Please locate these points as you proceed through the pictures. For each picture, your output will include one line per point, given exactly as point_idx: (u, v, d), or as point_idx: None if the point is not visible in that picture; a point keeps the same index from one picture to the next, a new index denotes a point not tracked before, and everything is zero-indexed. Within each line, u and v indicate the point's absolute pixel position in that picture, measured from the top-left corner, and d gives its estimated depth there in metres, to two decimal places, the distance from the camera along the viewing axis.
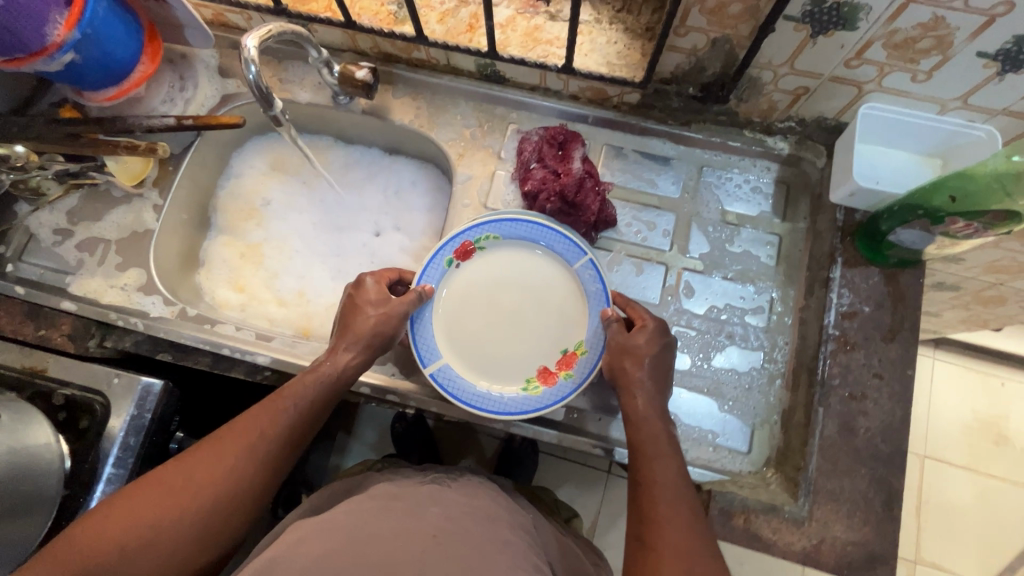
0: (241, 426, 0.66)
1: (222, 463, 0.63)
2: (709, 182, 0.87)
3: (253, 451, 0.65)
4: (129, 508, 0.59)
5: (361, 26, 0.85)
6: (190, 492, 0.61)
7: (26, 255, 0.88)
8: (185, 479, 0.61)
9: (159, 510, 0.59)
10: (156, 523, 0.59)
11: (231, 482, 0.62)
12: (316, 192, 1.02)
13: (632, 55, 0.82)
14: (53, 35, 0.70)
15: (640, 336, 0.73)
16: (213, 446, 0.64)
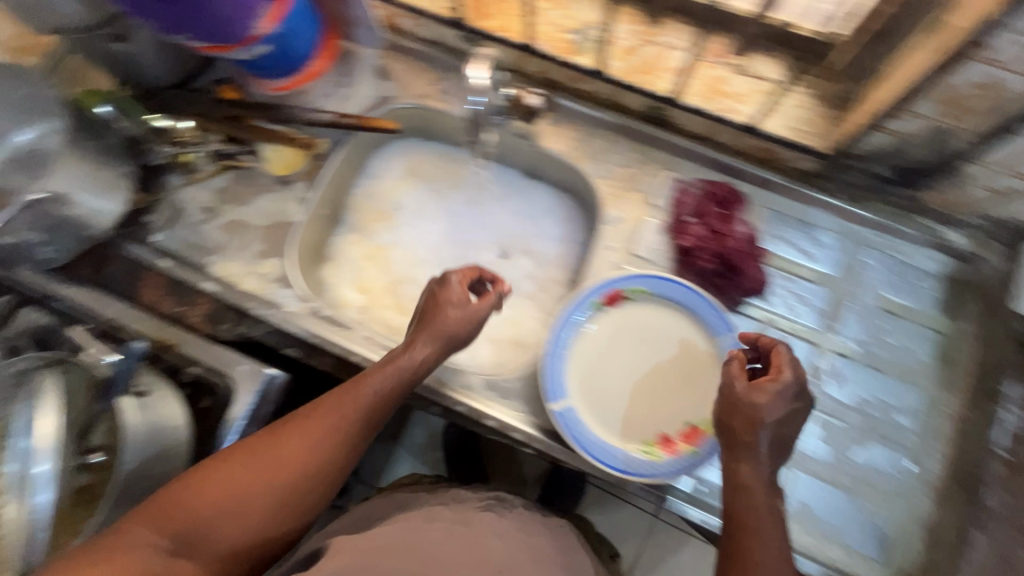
0: (326, 407, 0.64)
1: (304, 443, 0.61)
2: (873, 265, 0.82)
3: (333, 433, 0.63)
4: (217, 477, 0.58)
5: (538, 51, 0.84)
6: (275, 468, 0.59)
7: (173, 228, 0.89)
8: (269, 453, 0.60)
9: (245, 480, 0.58)
10: (242, 493, 0.58)
11: (313, 462, 0.61)
12: (447, 204, 1.00)
13: (819, 122, 0.79)
14: (257, 27, 0.70)
15: (767, 394, 0.58)
16: (295, 425, 0.62)
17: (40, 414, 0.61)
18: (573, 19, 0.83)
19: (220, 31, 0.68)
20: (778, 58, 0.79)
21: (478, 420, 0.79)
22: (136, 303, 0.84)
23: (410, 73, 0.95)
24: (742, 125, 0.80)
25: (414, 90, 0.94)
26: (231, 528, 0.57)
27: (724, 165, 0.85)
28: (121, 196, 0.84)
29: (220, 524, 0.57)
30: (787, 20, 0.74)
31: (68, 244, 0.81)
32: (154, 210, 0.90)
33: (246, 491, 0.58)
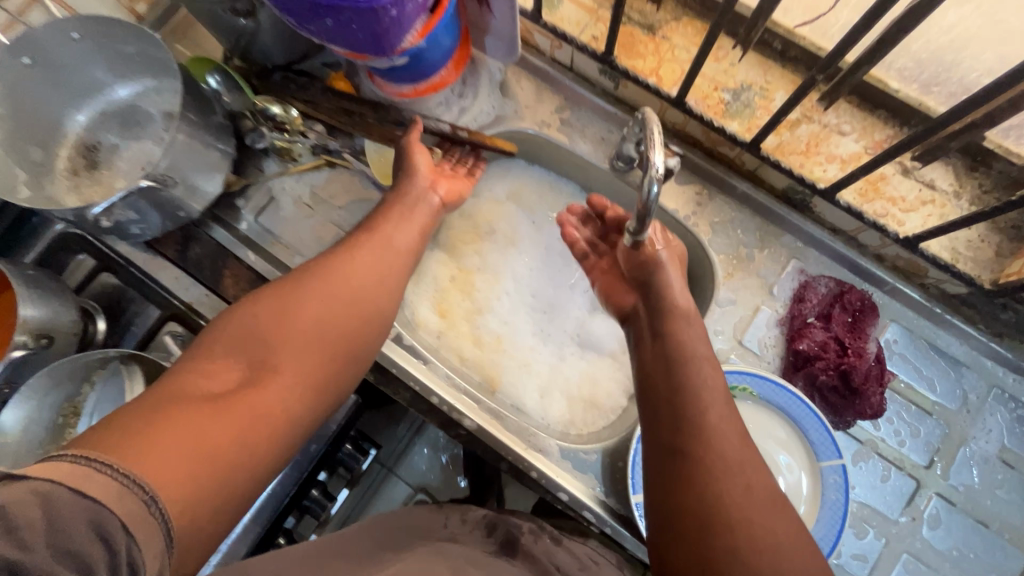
0: (365, 241, 0.65)
1: (351, 270, 0.61)
2: (995, 407, 0.76)
3: (378, 257, 0.64)
4: (272, 304, 0.56)
5: (686, 106, 0.77)
6: (328, 291, 0.59)
7: (262, 216, 0.86)
8: (319, 279, 0.60)
9: (309, 305, 0.57)
10: (304, 313, 0.56)
11: (370, 284, 0.61)
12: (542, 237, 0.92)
13: (982, 249, 0.72)
14: (405, 42, 0.65)
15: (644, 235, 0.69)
16: (331, 259, 0.62)
17: None
18: (730, 77, 0.77)
19: (372, 46, 0.62)
20: (952, 166, 0.72)
21: (551, 489, 0.75)
22: (218, 292, 0.82)
23: (533, 94, 0.87)
24: (900, 236, 0.72)
25: (536, 114, 0.87)
26: (300, 341, 0.55)
27: (859, 266, 0.78)
28: (219, 178, 0.80)
29: (287, 337, 0.55)
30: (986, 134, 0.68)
31: (156, 223, 0.77)
32: (245, 195, 0.86)
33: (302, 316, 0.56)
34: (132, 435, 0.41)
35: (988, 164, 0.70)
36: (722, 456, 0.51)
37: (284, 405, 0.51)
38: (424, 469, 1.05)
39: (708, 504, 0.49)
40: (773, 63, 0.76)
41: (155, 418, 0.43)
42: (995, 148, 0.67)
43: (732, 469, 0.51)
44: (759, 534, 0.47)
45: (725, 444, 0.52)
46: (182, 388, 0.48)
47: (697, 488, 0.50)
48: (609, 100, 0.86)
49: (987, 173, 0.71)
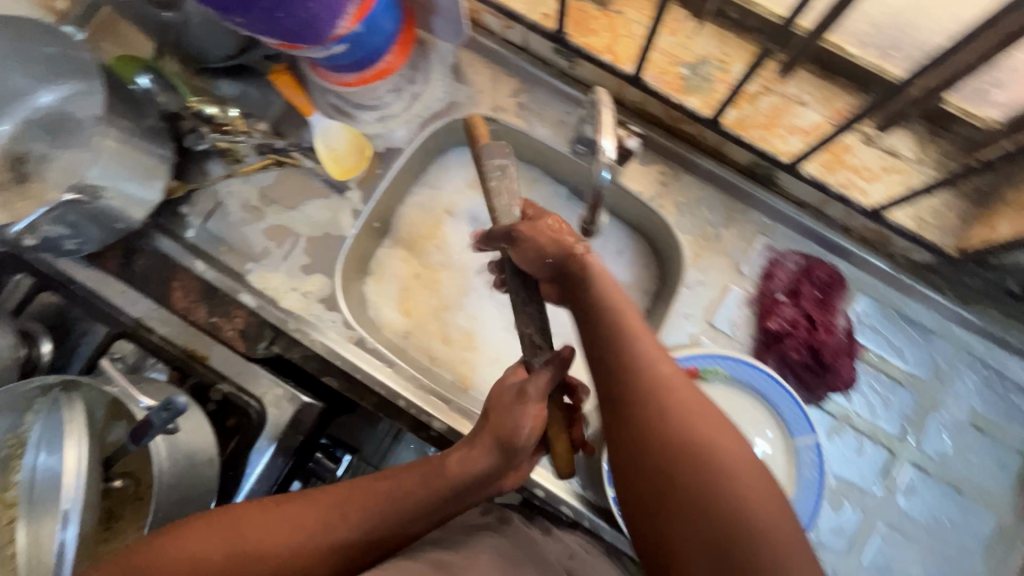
0: (389, 488, 0.51)
1: (339, 531, 0.49)
2: (965, 372, 0.75)
3: (397, 506, 0.51)
4: (245, 532, 0.48)
5: (643, 84, 0.74)
6: (304, 536, 0.49)
7: (209, 222, 0.82)
8: (307, 517, 0.49)
9: (279, 546, 0.48)
10: (268, 550, 0.47)
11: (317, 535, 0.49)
12: None
13: (946, 216, 0.71)
14: (340, 27, 0.61)
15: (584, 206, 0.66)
16: (355, 490, 0.51)
17: (65, 446, 0.57)
18: (688, 51, 0.75)
19: (303, 35, 0.59)
20: (913, 132, 0.71)
21: (527, 486, 0.73)
22: (167, 306, 0.77)
23: (487, 77, 0.84)
24: (866, 208, 0.70)
25: (492, 99, 0.83)
26: (235, 565, 0.46)
27: (827, 239, 0.77)
28: (159, 184, 0.75)
29: (225, 560, 0.46)
30: (945, 97, 0.66)
31: (94, 237, 0.72)
32: (190, 201, 0.82)
33: (266, 556, 0.47)
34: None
35: (950, 129, 0.69)
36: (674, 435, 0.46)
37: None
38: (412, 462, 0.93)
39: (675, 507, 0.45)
40: (730, 33, 0.73)
41: None
42: (955, 111, 0.67)
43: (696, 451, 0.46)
44: (728, 517, 0.43)
45: (686, 425, 0.47)
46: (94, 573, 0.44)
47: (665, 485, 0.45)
48: (566, 81, 0.83)
49: (950, 138, 0.70)
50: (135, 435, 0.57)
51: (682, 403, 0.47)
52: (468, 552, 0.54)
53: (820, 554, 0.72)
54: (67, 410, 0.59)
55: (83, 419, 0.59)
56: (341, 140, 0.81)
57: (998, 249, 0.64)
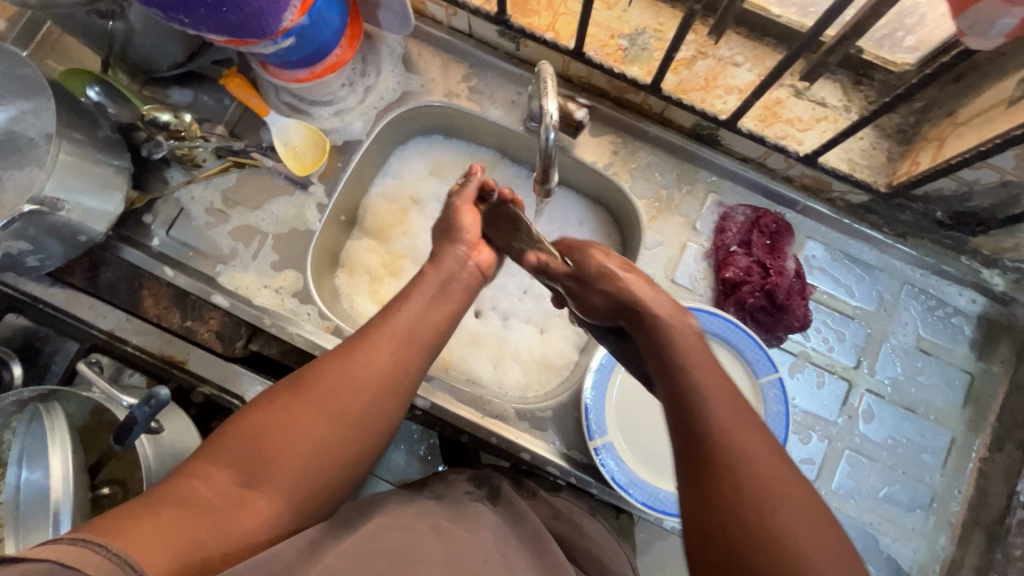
0: (404, 311, 0.59)
1: (371, 360, 0.54)
2: (908, 302, 0.81)
3: (413, 328, 0.58)
4: (298, 395, 0.52)
5: (586, 57, 0.77)
6: (351, 380, 0.53)
7: (173, 230, 0.81)
8: (343, 367, 0.53)
9: (333, 389, 0.52)
10: (331, 401, 0.51)
11: (360, 381, 0.53)
12: None
13: (876, 156, 0.76)
14: (286, 20, 0.62)
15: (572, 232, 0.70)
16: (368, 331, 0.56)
17: (50, 453, 0.58)
18: (625, 23, 0.78)
19: (249, 29, 0.60)
20: (839, 82, 0.76)
21: (513, 452, 0.77)
22: (139, 315, 0.77)
23: (437, 64, 0.86)
24: (801, 155, 0.75)
25: (443, 86, 0.86)
26: (317, 431, 0.50)
27: (771, 190, 0.82)
28: (118, 195, 0.75)
29: (309, 430, 0.50)
30: (862, 46, 0.72)
31: (56, 252, 0.72)
32: (152, 209, 0.81)
33: (329, 411, 0.51)
34: (131, 523, 0.40)
35: (870, 76, 0.75)
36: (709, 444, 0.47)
37: (291, 513, 0.48)
38: (404, 463, 0.86)
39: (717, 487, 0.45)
40: (662, 4, 0.78)
41: (145, 514, 0.42)
42: (872, 59, 0.72)
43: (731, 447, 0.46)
44: (762, 482, 0.44)
45: (722, 406, 0.49)
46: (184, 489, 0.46)
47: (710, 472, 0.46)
48: (513, 62, 0.86)
49: (871, 85, 0.75)
50: (121, 436, 0.58)
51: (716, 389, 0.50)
52: (468, 524, 0.55)
53: None
54: (48, 417, 0.59)
55: (64, 425, 0.59)
56: (298, 136, 0.82)
57: (922, 181, 0.70)
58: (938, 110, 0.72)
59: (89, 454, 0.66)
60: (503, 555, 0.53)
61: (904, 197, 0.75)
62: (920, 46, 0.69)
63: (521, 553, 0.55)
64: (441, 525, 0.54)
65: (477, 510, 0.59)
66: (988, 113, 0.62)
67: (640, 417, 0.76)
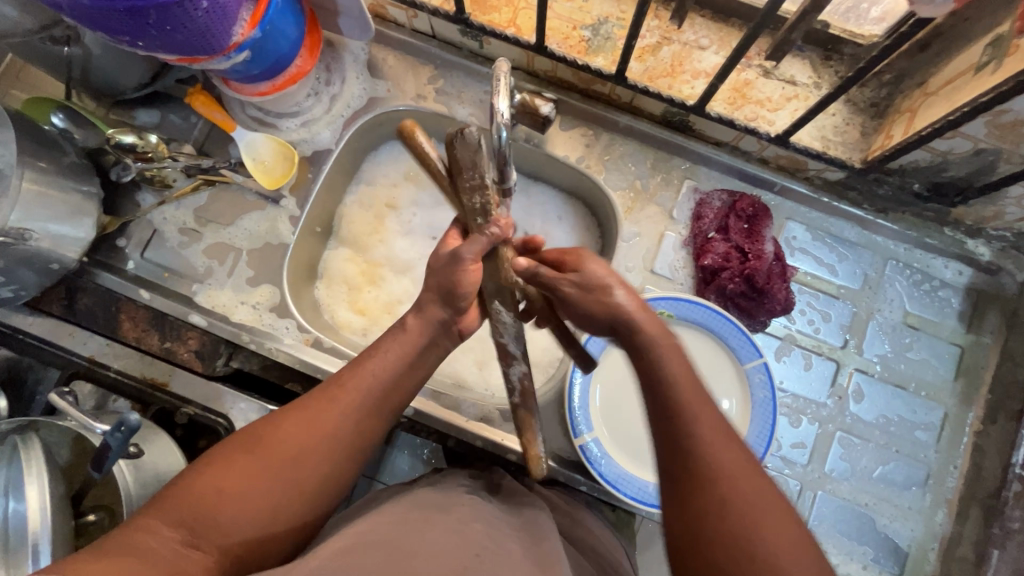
0: (371, 364, 0.54)
1: (329, 423, 0.51)
2: (894, 277, 0.80)
3: (380, 385, 0.54)
4: (254, 455, 0.49)
5: (549, 51, 0.76)
6: (311, 444, 0.50)
7: (148, 251, 0.81)
8: (301, 428, 0.50)
9: (290, 453, 0.49)
10: (293, 458, 0.49)
11: (325, 438, 0.51)
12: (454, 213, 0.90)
13: (850, 132, 0.75)
14: (236, 34, 0.62)
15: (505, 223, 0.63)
16: (333, 385, 0.53)
17: (26, 484, 0.58)
18: (586, 14, 0.78)
19: (198, 45, 0.59)
20: (807, 59, 0.75)
21: (499, 454, 0.76)
22: (118, 340, 0.77)
23: (402, 67, 0.85)
24: (772, 135, 0.74)
25: (411, 89, 0.85)
26: (271, 496, 0.48)
27: (746, 173, 0.81)
28: (89, 221, 0.74)
29: (264, 494, 0.48)
30: (827, 21, 0.71)
31: (31, 282, 0.72)
32: (125, 233, 0.81)
33: (283, 475, 0.48)
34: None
35: (839, 51, 0.74)
36: (724, 493, 0.43)
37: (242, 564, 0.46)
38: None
39: (713, 540, 0.42)
40: None
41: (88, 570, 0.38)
42: (839, 34, 0.71)
43: (745, 505, 0.43)
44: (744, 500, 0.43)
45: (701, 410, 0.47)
46: (128, 542, 0.43)
47: (717, 517, 0.43)
48: (478, 61, 0.85)
49: (840, 59, 0.74)
50: (97, 463, 0.59)
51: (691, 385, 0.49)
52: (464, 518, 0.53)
53: (785, 469, 0.76)
54: (23, 449, 0.60)
55: (40, 454, 0.60)
56: (266, 150, 0.81)
57: (896, 155, 0.68)
58: (909, 82, 0.70)
59: (71, 483, 0.66)
60: (494, 542, 0.50)
61: (879, 171, 0.73)
62: (886, 16, 0.68)
63: (517, 541, 0.52)
64: (427, 517, 0.52)
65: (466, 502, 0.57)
66: (957, 81, 0.61)
67: (622, 411, 0.76)
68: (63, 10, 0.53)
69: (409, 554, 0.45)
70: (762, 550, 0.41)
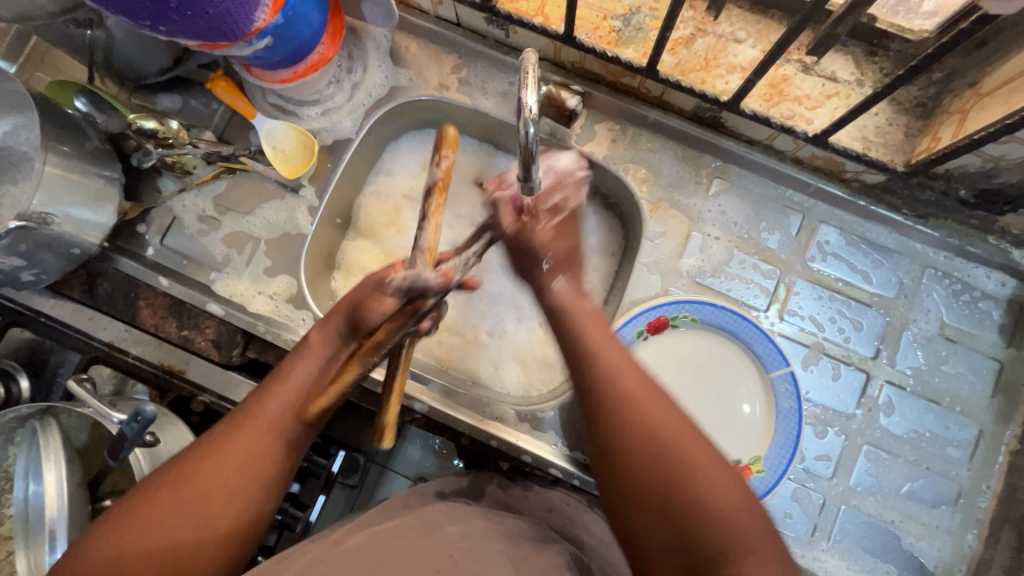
0: (274, 391, 0.55)
1: (249, 435, 0.53)
2: (931, 287, 0.76)
3: (281, 412, 0.54)
4: (179, 485, 0.49)
5: (578, 42, 0.74)
6: (224, 480, 0.51)
7: (168, 238, 0.81)
8: (208, 464, 0.51)
9: (214, 470, 0.51)
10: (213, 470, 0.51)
11: (240, 448, 0.52)
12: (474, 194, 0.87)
13: (893, 133, 0.71)
14: (258, 20, 0.60)
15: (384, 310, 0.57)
16: (238, 418, 0.54)
17: (45, 470, 0.59)
18: (618, 3, 0.75)
19: (218, 31, 0.58)
20: (850, 55, 0.71)
21: (514, 454, 0.75)
22: (137, 325, 0.77)
23: (426, 56, 0.83)
24: (809, 135, 0.70)
25: (434, 78, 0.83)
26: (188, 531, 0.48)
27: (779, 174, 0.78)
28: (110, 207, 0.74)
29: (201, 517, 0.49)
30: (874, 15, 0.67)
31: (53, 266, 0.72)
32: (146, 219, 0.81)
33: (192, 511, 0.49)
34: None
35: (885, 46, 0.70)
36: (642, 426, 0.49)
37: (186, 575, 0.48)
38: (419, 457, 0.93)
39: (624, 425, 0.50)
40: None
41: None
42: (887, 28, 0.67)
43: (683, 448, 0.48)
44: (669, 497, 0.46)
45: (615, 384, 0.52)
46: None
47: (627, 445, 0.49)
48: (503, 50, 0.83)
49: (886, 56, 0.71)
50: (114, 451, 0.59)
51: (618, 367, 0.53)
52: (440, 528, 0.56)
53: (808, 482, 0.73)
54: (42, 433, 0.60)
55: (58, 440, 0.60)
56: (286, 139, 0.80)
57: (942, 158, 0.65)
58: (960, 81, 0.67)
59: (89, 468, 0.67)
60: (474, 541, 0.54)
61: (923, 176, 0.70)
62: (939, 11, 0.64)
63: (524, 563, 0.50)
64: (417, 530, 0.55)
65: (458, 505, 0.60)
66: (1016, 81, 0.57)
67: None
68: None
69: (389, 567, 0.50)
70: (680, 464, 0.47)
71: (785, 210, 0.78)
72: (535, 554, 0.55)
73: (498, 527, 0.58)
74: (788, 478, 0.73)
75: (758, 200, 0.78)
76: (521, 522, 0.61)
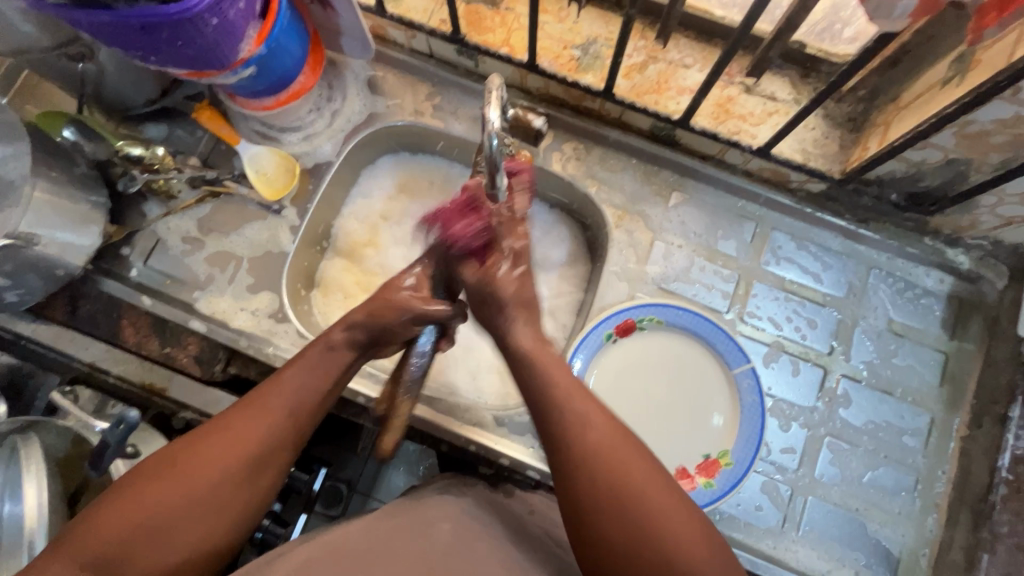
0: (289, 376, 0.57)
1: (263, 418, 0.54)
2: (877, 285, 0.82)
3: (297, 403, 0.56)
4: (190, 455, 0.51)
5: (541, 69, 0.81)
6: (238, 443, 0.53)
7: (151, 260, 0.83)
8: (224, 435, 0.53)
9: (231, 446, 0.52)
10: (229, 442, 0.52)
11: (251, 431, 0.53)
12: None
13: (829, 145, 0.78)
14: (244, 50, 0.65)
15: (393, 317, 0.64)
16: (246, 407, 0.55)
17: (25, 485, 0.60)
18: (576, 34, 0.82)
19: (205, 59, 0.63)
20: (787, 77, 0.79)
21: (492, 458, 0.77)
22: (119, 345, 0.78)
23: (402, 85, 0.89)
24: (755, 148, 0.77)
25: (411, 104, 0.88)
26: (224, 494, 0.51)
27: (731, 185, 0.84)
28: (95, 229, 0.76)
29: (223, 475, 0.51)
30: (803, 41, 0.75)
31: (36, 287, 0.74)
32: (130, 242, 0.83)
33: (192, 495, 0.50)
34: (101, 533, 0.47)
35: (816, 69, 0.78)
36: (623, 478, 0.50)
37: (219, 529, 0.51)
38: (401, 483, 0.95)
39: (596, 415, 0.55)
40: (611, 15, 0.82)
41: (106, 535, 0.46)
42: (816, 53, 0.75)
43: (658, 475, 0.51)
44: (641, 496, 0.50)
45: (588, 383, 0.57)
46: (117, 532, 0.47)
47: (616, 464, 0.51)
48: (473, 78, 0.89)
49: (818, 77, 0.78)
50: (94, 461, 0.60)
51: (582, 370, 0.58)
52: (420, 527, 0.58)
53: (775, 474, 0.76)
54: (23, 449, 0.61)
55: (40, 454, 0.61)
56: (270, 163, 0.85)
57: (873, 164, 0.72)
58: (883, 96, 0.74)
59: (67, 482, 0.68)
60: (457, 540, 0.56)
61: (858, 182, 0.77)
62: (858, 37, 0.72)
63: None
64: (399, 529, 0.57)
65: (438, 507, 0.62)
66: (926, 94, 0.65)
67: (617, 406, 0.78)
68: (82, 26, 0.56)
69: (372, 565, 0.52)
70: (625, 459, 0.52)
71: (739, 219, 0.84)
72: (509, 554, 0.56)
73: (479, 523, 0.60)
74: (756, 471, 0.76)
75: (714, 211, 0.84)
76: (497, 518, 0.62)
